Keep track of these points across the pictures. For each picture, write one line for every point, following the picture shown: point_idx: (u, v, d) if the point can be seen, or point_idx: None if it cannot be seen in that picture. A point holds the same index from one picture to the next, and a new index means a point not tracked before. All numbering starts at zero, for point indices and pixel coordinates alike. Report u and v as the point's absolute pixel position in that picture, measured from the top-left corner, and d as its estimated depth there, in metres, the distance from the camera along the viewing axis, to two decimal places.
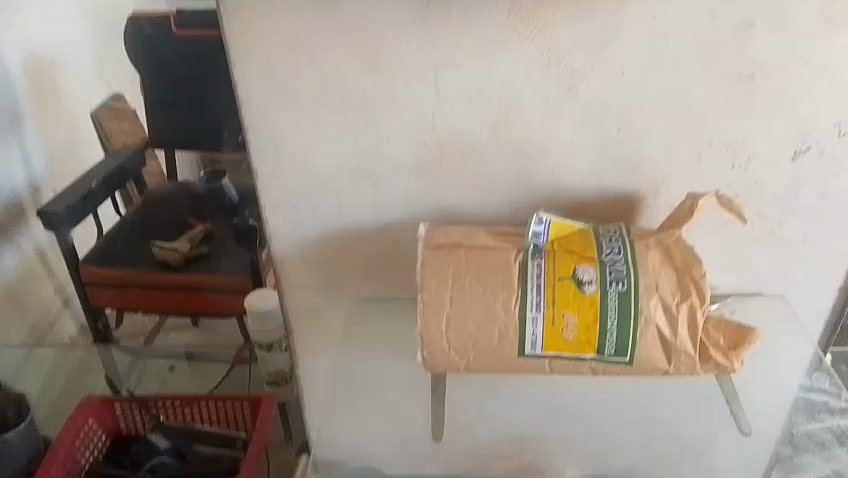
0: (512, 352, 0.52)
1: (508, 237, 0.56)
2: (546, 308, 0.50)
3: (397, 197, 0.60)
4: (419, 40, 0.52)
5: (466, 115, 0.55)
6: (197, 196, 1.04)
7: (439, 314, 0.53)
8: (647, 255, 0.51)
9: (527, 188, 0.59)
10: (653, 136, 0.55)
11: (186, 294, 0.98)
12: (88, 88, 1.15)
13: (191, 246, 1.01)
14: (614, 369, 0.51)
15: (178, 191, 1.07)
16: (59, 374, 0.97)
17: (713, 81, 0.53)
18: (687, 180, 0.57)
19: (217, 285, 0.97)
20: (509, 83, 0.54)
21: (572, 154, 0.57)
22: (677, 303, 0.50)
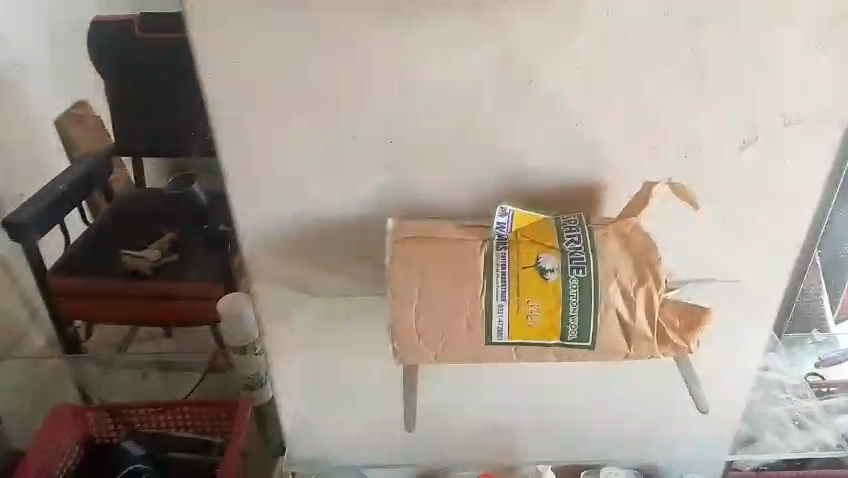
0: (481, 340, 0.51)
1: (471, 228, 0.54)
2: (511, 297, 0.50)
3: (365, 195, 0.58)
4: (386, 32, 0.50)
5: (431, 107, 0.54)
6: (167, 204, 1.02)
7: (407, 307, 0.52)
8: (605, 243, 0.51)
9: (491, 177, 0.57)
10: (616, 115, 0.54)
11: (154, 302, 1.00)
12: (45, 89, 1.09)
13: (162, 254, 1.02)
14: (577, 354, 0.51)
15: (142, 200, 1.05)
16: (29, 389, 1.00)
17: (681, 50, 0.51)
18: (647, 159, 0.56)
19: (188, 294, 0.98)
20: (477, 70, 0.52)
21: (536, 142, 0.55)
22: (635, 287, 0.50)
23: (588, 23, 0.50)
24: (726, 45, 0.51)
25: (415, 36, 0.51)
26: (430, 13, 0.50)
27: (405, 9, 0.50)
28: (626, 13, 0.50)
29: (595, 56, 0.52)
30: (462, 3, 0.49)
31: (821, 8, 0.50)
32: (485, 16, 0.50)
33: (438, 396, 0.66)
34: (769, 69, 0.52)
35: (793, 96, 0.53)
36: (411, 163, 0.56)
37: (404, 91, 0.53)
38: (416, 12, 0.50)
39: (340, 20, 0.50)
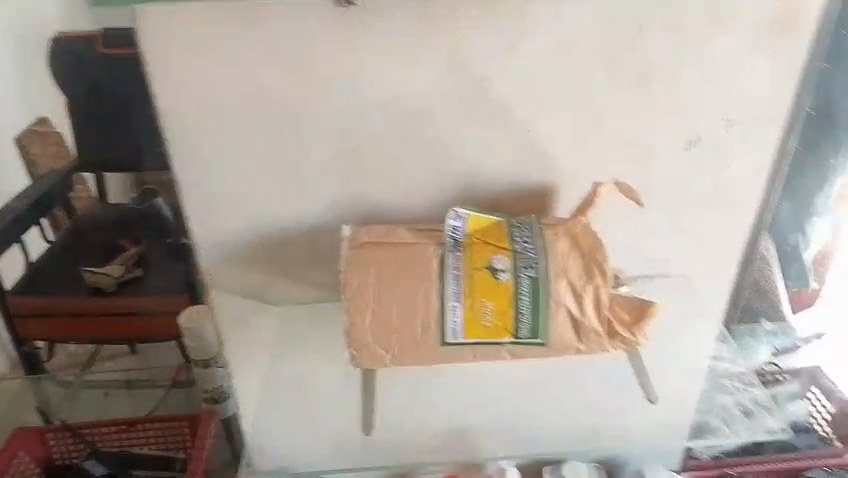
0: (435, 341, 0.52)
1: (426, 232, 0.55)
2: (465, 298, 0.51)
3: (319, 202, 0.58)
4: (336, 42, 0.51)
5: (383, 114, 0.54)
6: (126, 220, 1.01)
7: (363, 311, 0.52)
8: (556, 242, 0.52)
9: (444, 180, 0.58)
10: (564, 118, 0.55)
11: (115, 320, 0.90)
12: None
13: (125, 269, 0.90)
14: (530, 352, 0.52)
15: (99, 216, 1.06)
16: None
17: (625, 54, 0.53)
18: (595, 160, 0.58)
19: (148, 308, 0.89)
20: (426, 77, 0.53)
21: (487, 146, 0.56)
22: (584, 284, 0.51)
23: (534, 30, 0.51)
24: (669, 50, 0.53)
25: (366, 46, 0.51)
26: (379, 22, 0.50)
27: (354, 19, 0.50)
28: (572, 18, 0.51)
29: (543, 63, 0.53)
30: (409, 12, 0.50)
31: (756, 13, 0.51)
32: (433, 25, 0.51)
33: (400, 400, 0.66)
34: (710, 72, 0.54)
35: (734, 97, 0.55)
36: (365, 170, 0.57)
37: (356, 100, 0.53)
38: (364, 21, 0.50)
39: (290, 31, 0.50)
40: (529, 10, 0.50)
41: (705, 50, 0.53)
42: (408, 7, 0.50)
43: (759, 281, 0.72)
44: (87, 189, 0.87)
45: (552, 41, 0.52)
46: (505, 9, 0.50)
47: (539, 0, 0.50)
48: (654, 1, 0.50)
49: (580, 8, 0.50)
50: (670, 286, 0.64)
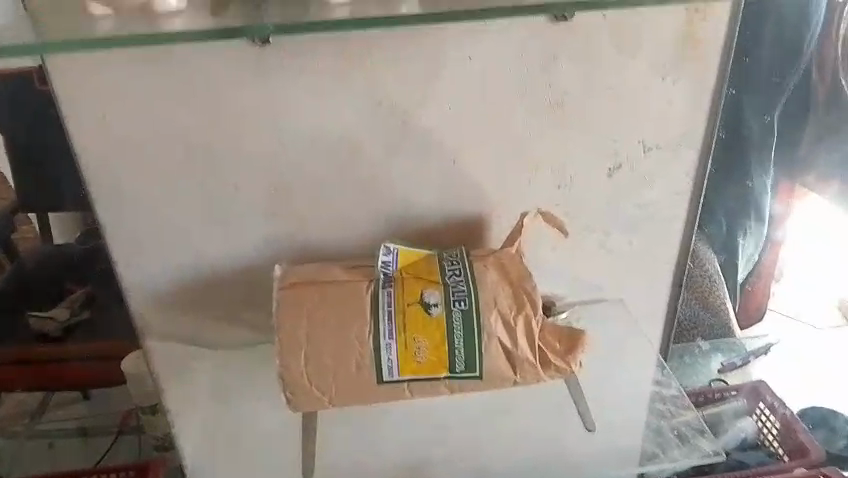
0: (372, 380, 0.51)
1: (359, 268, 0.55)
2: (398, 335, 0.51)
3: (251, 243, 0.58)
4: (255, 86, 0.51)
5: (310, 154, 0.54)
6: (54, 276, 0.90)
7: (296, 352, 0.51)
8: (485, 273, 0.52)
9: (376, 216, 0.58)
10: (488, 151, 0.56)
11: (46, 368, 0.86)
12: None
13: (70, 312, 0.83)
14: (467, 385, 0.52)
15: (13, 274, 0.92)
16: None
17: (543, 87, 0.54)
18: (524, 190, 0.59)
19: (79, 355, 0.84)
20: (350, 117, 0.53)
21: (416, 182, 0.57)
22: (514, 315, 0.52)
23: (452, 67, 0.52)
24: (585, 80, 0.54)
25: (287, 86, 0.51)
26: (298, 65, 0.51)
27: (274, 60, 0.50)
28: (489, 56, 0.52)
29: (463, 95, 0.54)
30: (328, 55, 0.51)
31: (665, 42, 0.53)
32: (353, 64, 0.51)
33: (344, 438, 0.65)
34: (625, 102, 0.56)
35: (650, 124, 0.57)
36: (295, 208, 0.57)
37: (280, 140, 0.53)
38: (282, 65, 0.50)
39: (209, 74, 0.50)
40: (446, 49, 0.52)
41: (620, 77, 0.55)
42: (327, 50, 0.50)
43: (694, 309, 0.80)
44: (32, 228, 0.78)
45: (471, 75, 0.53)
46: (423, 48, 0.51)
47: (455, 36, 0.51)
48: (565, 37, 0.52)
49: (495, 42, 0.52)
50: (604, 308, 0.67)
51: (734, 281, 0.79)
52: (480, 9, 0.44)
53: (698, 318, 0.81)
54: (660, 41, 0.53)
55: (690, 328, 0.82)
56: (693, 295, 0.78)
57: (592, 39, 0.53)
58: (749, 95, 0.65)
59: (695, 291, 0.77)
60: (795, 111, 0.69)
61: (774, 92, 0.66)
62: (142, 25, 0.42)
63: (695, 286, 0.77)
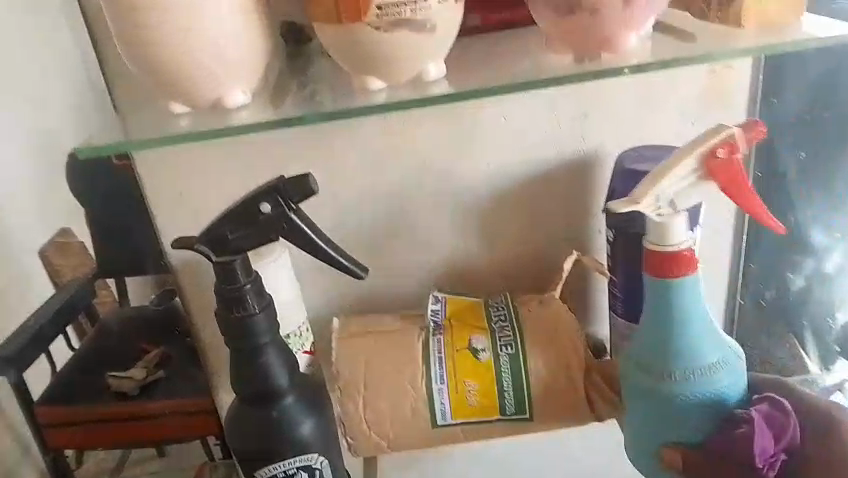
0: (426, 424, 0.54)
1: (410, 317, 0.58)
2: (450, 379, 0.54)
3: (312, 298, 0.62)
4: (309, 155, 0.56)
5: (359, 215, 0.59)
6: (136, 314, 0.60)
7: (354, 399, 0.55)
8: (529, 318, 0.56)
9: (426, 268, 0.62)
10: (525, 199, 0.60)
11: (151, 418, 0.61)
12: None
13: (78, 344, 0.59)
14: (520, 427, 0.55)
15: (52, 311, 0.59)
16: None
17: (570, 139, 0.58)
18: (566, 236, 0.62)
19: (136, 413, 0.61)
20: (396, 178, 0.58)
21: (457, 233, 0.61)
22: (560, 356, 0.54)
23: (486, 128, 0.57)
24: (614, 130, 0.58)
25: (336, 156, 0.56)
26: (342, 135, 0.56)
27: (325, 133, 0.56)
28: (520, 119, 0.57)
29: (502, 155, 0.58)
30: (373, 127, 0.56)
31: (689, 91, 0.57)
32: (397, 133, 0.56)
33: None
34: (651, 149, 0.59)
35: None
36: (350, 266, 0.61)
37: (334, 204, 0.58)
38: (331, 137, 0.56)
39: (270, 151, 0.56)
40: (477, 115, 0.56)
41: (649, 124, 0.58)
42: (370, 124, 0.56)
43: (789, 346, 0.70)
44: (112, 294, 0.59)
45: (506, 136, 0.57)
46: (455, 120, 0.56)
47: (491, 103, 0.56)
48: (587, 95, 0.56)
49: (525, 106, 0.56)
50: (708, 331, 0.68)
51: (814, 319, 0.71)
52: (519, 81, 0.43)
53: (796, 350, 0.71)
54: (687, 89, 0.57)
55: (757, 358, 0.70)
56: (777, 323, 0.69)
57: (611, 97, 0.56)
58: (796, 136, 0.61)
59: (776, 316, 0.68)
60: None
61: (831, 128, 0.61)
62: (214, 116, 0.44)
63: (774, 312, 0.68)
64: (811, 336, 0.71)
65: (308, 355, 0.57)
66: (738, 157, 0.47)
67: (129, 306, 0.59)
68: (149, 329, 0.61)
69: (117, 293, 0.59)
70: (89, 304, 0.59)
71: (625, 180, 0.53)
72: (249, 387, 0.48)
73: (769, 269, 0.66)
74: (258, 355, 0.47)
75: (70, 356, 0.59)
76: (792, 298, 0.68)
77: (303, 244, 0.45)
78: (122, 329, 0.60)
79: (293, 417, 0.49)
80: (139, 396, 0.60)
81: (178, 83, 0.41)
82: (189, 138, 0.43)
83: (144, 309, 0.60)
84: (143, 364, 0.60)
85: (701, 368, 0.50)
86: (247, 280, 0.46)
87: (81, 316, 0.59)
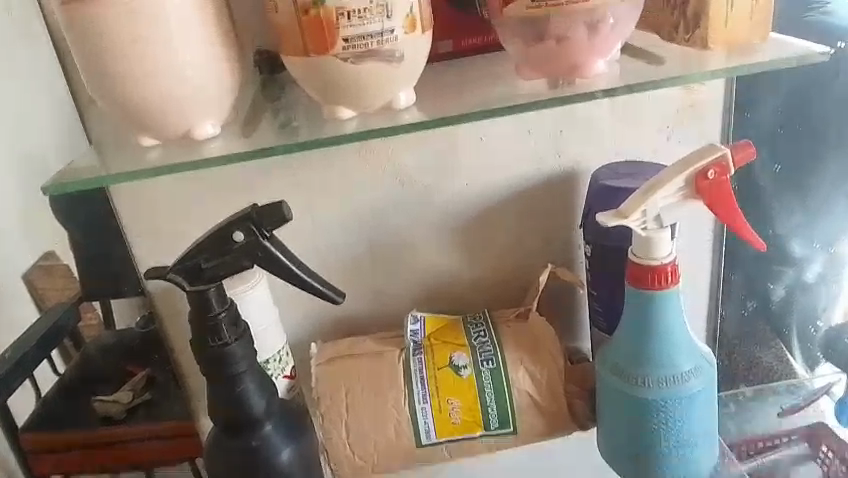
0: (410, 445, 0.54)
1: (390, 338, 0.58)
2: (432, 398, 0.54)
3: (294, 322, 0.61)
4: (286, 181, 0.56)
5: (338, 237, 0.59)
6: (121, 335, 0.59)
7: (337, 423, 0.54)
8: (509, 333, 0.56)
9: (407, 289, 0.62)
10: (503, 217, 0.60)
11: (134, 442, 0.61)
12: None
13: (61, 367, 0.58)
14: (504, 441, 0.55)
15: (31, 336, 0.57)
16: None
17: (545, 157, 0.58)
18: (545, 253, 0.62)
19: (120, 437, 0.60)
20: (374, 200, 0.58)
21: (436, 253, 0.61)
22: (540, 370, 0.54)
23: (461, 148, 0.57)
24: (588, 147, 0.58)
25: (313, 180, 0.57)
26: (317, 159, 0.56)
27: (301, 158, 0.56)
28: (495, 140, 0.57)
29: (478, 174, 0.58)
30: (348, 151, 0.56)
31: (661, 106, 0.58)
32: (373, 157, 0.56)
33: None
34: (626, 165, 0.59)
35: None
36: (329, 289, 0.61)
37: (313, 228, 0.58)
38: (307, 162, 0.56)
39: (246, 177, 0.56)
40: (452, 136, 0.56)
41: (623, 140, 0.58)
42: (346, 148, 0.56)
43: (776, 352, 0.72)
44: (98, 317, 0.58)
45: (482, 156, 0.57)
46: (430, 143, 0.56)
47: (465, 125, 0.56)
48: (560, 114, 0.57)
49: (498, 126, 0.56)
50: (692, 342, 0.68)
51: (799, 327, 0.71)
52: (490, 106, 0.44)
53: (784, 357, 0.72)
54: (658, 104, 0.57)
55: (744, 365, 0.71)
56: (759, 332, 0.69)
57: (584, 115, 0.57)
58: (768, 148, 0.62)
59: (757, 324, 0.69)
60: (819, 153, 0.63)
61: (802, 139, 0.62)
62: (184, 148, 0.44)
63: (755, 321, 0.69)
64: (796, 344, 0.72)
65: (289, 380, 0.57)
66: (726, 179, 0.47)
67: (114, 329, 0.59)
68: (133, 352, 0.60)
69: (102, 316, 0.58)
70: (72, 327, 0.58)
71: (598, 196, 0.53)
72: (228, 415, 0.48)
73: (748, 280, 0.66)
74: (236, 383, 0.47)
75: (54, 381, 0.58)
76: (773, 307, 0.69)
77: (279, 271, 0.45)
78: (105, 352, 0.59)
79: (274, 443, 0.49)
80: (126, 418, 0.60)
81: (147, 116, 0.41)
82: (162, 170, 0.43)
83: (130, 332, 0.60)
84: (129, 386, 0.60)
85: (674, 377, 0.51)
86: (221, 309, 0.46)
87: (66, 339, 0.58)
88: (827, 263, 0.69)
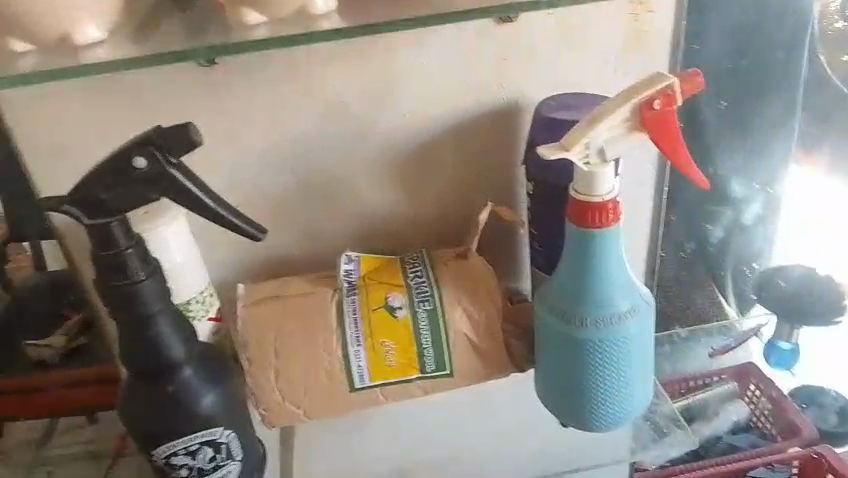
0: (343, 388, 0.52)
1: (323, 278, 0.55)
2: (366, 340, 0.52)
3: (217, 261, 0.57)
4: (201, 104, 0.51)
5: (263, 168, 0.55)
6: (47, 281, 0.56)
7: (266, 367, 0.52)
8: (447, 273, 0.54)
9: (339, 225, 0.58)
10: (440, 149, 0.57)
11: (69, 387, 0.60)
12: None
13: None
14: (440, 384, 0.53)
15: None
16: None
17: (485, 83, 0.55)
18: (484, 188, 0.59)
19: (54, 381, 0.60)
20: (301, 126, 0.54)
21: (370, 187, 0.57)
22: (479, 312, 0.53)
23: (396, 72, 0.53)
24: (530, 75, 0.55)
25: (231, 103, 0.51)
26: (234, 79, 0.51)
27: (218, 78, 0.51)
28: (432, 63, 0.53)
29: (413, 101, 0.54)
30: (271, 71, 0.51)
31: (608, 32, 0.54)
32: (298, 77, 0.52)
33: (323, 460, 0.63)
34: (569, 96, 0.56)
35: None
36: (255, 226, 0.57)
37: (234, 158, 0.54)
38: (224, 82, 0.51)
39: (154, 98, 0.50)
40: (385, 57, 0.52)
41: (567, 69, 0.55)
42: (267, 68, 0.51)
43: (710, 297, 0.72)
44: (26, 260, 0.55)
45: (418, 81, 0.53)
46: (361, 65, 0.52)
47: (399, 45, 0.52)
48: (501, 36, 0.53)
49: (435, 48, 0.52)
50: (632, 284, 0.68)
51: (735, 270, 0.72)
52: (420, 15, 0.40)
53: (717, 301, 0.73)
54: (604, 32, 0.54)
55: (680, 308, 0.72)
56: (697, 273, 0.70)
57: (526, 38, 0.53)
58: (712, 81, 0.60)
59: (696, 265, 0.69)
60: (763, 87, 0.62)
61: (747, 72, 0.60)
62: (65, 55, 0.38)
63: (694, 262, 0.69)
64: (731, 287, 0.73)
65: (214, 322, 0.54)
66: (673, 110, 0.45)
67: (44, 271, 0.56)
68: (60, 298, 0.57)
69: (31, 259, 0.55)
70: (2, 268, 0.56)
71: (542, 130, 0.51)
72: (142, 360, 0.44)
73: (688, 220, 0.66)
74: (149, 325, 0.43)
75: None
76: (711, 248, 0.69)
77: (189, 201, 0.41)
78: (37, 296, 0.57)
79: (195, 388, 0.46)
80: (59, 363, 0.59)
81: (20, 12, 0.35)
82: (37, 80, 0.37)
83: (53, 277, 0.56)
84: (62, 332, 0.58)
85: (612, 316, 0.50)
86: (128, 244, 0.42)
87: None
88: (765, 203, 0.68)
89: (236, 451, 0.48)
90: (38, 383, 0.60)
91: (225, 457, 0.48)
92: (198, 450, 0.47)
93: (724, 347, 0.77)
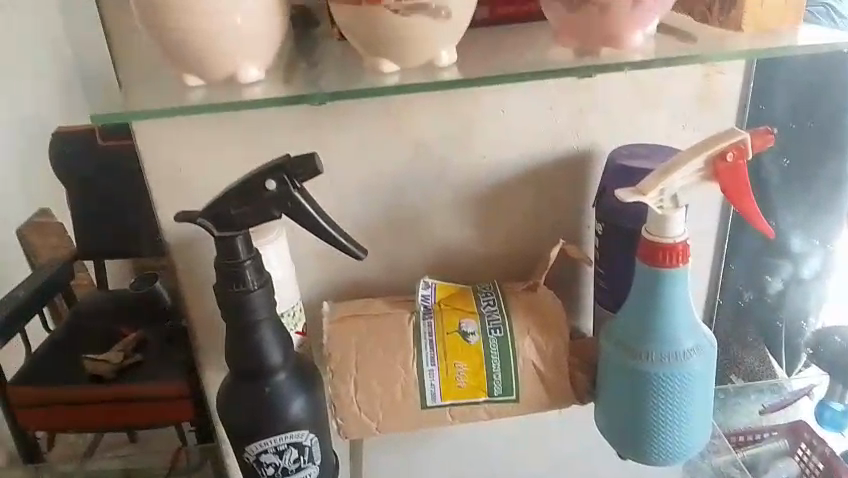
0: (416, 405, 0.56)
1: (401, 302, 0.60)
2: (440, 361, 0.55)
3: (305, 279, 0.62)
4: (310, 137, 0.57)
5: (356, 199, 0.60)
6: (111, 296, 0.60)
7: (346, 379, 0.56)
8: (517, 304, 0.57)
9: (418, 255, 0.63)
10: (519, 190, 0.61)
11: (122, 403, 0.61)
12: None
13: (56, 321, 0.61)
14: (505, 408, 0.57)
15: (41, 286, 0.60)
16: None
17: (565, 133, 0.59)
18: (555, 229, 0.63)
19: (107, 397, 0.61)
20: (396, 163, 0.59)
21: (451, 221, 0.62)
22: (546, 342, 0.56)
23: (486, 118, 0.58)
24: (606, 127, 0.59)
25: (337, 138, 0.57)
26: (343, 117, 0.57)
27: (328, 116, 0.56)
28: (519, 112, 0.58)
29: (499, 146, 0.59)
30: (376, 112, 0.57)
31: (681, 92, 0.59)
32: (399, 119, 0.57)
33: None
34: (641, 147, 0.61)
35: None
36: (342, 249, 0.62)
37: (333, 188, 0.59)
38: (333, 119, 0.56)
39: (269, 131, 0.56)
40: (478, 105, 0.57)
41: (640, 123, 0.60)
42: (373, 109, 0.57)
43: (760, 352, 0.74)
44: (90, 277, 0.59)
45: (505, 127, 0.59)
46: (456, 110, 0.57)
47: (492, 95, 0.57)
48: (584, 91, 0.58)
49: (523, 99, 0.58)
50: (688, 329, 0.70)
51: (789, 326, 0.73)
52: (526, 69, 0.45)
53: (766, 357, 0.74)
54: (679, 90, 0.59)
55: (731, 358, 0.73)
56: (752, 327, 0.71)
57: (606, 94, 0.58)
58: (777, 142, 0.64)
59: (751, 318, 0.71)
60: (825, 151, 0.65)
61: (811, 136, 0.64)
62: (224, 90, 0.44)
63: (750, 315, 0.71)
64: (783, 343, 0.74)
65: (300, 335, 0.58)
66: (744, 162, 0.49)
67: (107, 289, 0.60)
68: (126, 313, 0.61)
69: (94, 277, 0.59)
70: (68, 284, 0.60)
71: (616, 175, 0.55)
72: (244, 361, 0.49)
73: (746, 272, 0.68)
74: (255, 330, 0.48)
75: (45, 338, 0.60)
76: (768, 300, 0.70)
77: (307, 221, 0.47)
78: (102, 311, 0.60)
79: (287, 392, 0.50)
80: (116, 379, 0.60)
81: (196, 52, 0.41)
82: (200, 111, 0.44)
83: (126, 293, 0.60)
84: (119, 347, 0.60)
85: (677, 354, 0.53)
86: (247, 256, 0.47)
87: (59, 297, 0.60)
88: (822, 261, 0.71)
89: (317, 455, 0.52)
90: (90, 398, 0.61)
91: (307, 459, 0.51)
92: (285, 451, 0.51)
93: (775, 405, 0.77)
